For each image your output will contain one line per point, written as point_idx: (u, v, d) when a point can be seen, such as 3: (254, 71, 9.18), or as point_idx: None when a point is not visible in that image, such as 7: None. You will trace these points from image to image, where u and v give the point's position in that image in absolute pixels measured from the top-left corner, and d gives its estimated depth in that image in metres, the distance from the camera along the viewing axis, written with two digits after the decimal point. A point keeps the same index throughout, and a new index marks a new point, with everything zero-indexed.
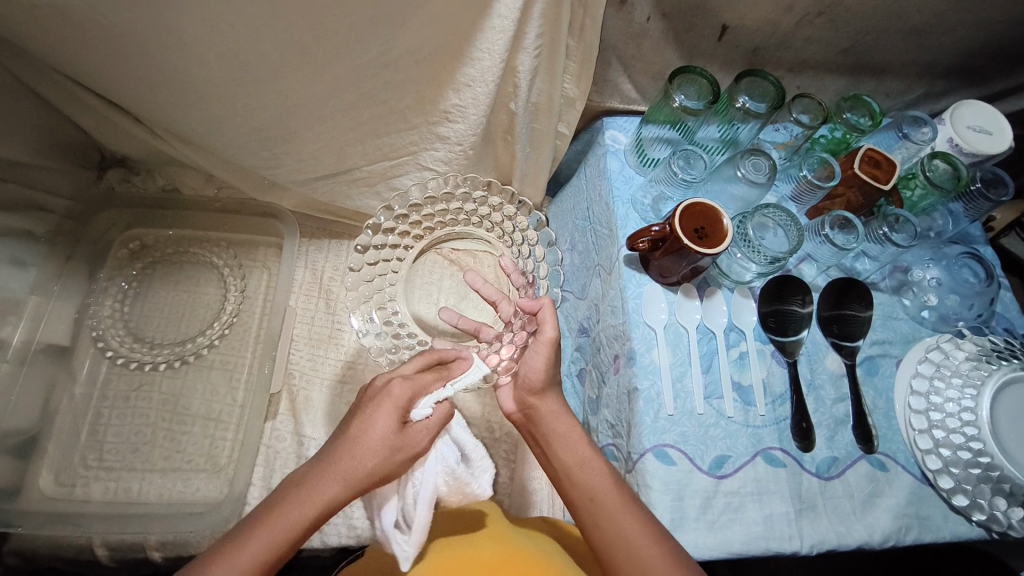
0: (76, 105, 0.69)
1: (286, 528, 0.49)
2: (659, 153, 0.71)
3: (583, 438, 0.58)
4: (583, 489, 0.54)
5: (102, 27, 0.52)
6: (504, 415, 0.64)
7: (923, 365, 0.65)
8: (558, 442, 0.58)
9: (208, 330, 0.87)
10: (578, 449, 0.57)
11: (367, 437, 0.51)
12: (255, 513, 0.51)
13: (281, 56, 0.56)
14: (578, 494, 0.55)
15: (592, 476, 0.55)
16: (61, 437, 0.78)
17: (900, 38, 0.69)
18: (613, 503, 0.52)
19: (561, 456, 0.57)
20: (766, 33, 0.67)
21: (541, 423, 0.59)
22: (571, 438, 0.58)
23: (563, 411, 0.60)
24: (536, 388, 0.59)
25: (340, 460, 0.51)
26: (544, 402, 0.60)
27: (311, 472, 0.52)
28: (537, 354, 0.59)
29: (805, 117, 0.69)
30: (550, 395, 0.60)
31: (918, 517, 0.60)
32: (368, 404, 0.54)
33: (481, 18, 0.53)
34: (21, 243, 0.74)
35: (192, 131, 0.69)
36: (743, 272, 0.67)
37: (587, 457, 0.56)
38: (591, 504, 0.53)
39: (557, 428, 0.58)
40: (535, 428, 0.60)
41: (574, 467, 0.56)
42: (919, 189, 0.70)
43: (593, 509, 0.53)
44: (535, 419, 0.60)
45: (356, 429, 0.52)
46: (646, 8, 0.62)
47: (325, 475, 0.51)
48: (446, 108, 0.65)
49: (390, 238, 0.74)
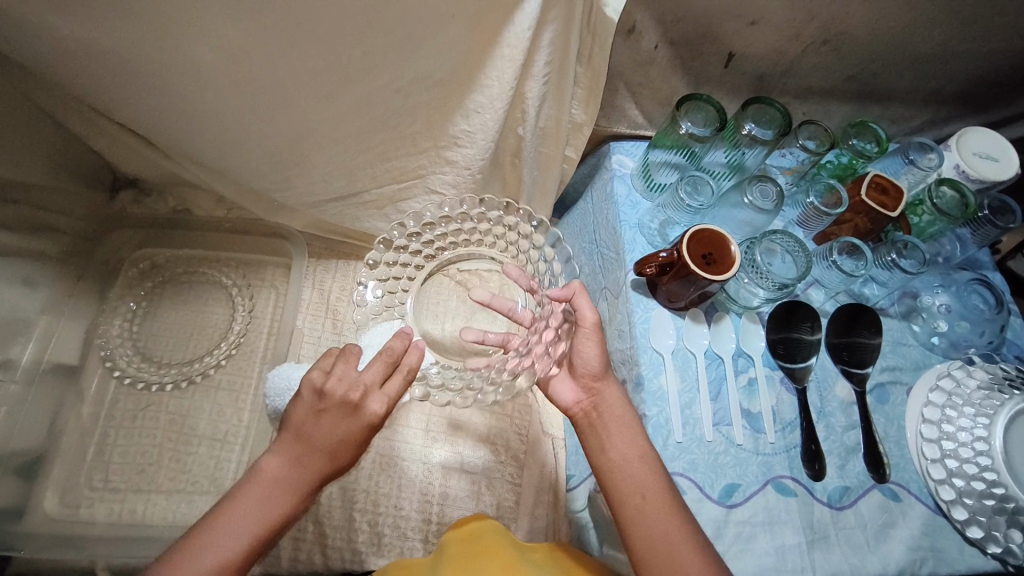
0: (89, 128, 0.70)
1: (259, 524, 0.50)
2: (665, 178, 0.72)
3: (640, 430, 0.57)
4: (635, 485, 0.53)
5: (120, 57, 0.53)
6: (559, 410, 0.60)
7: (934, 394, 0.65)
8: (621, 432, 0.56)
9: (215, 350, 0.87)
10: (637, 441, 0.55)
11: (342, 447, 0.52)
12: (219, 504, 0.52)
13: (293, 83, 0.57)
14: (629, 488, 0.53)
15: (648, 473, 0.54)
16: (67, 458, 0.78)
17: (906, 66, 0.70)
18: (666, 499, 0.52)
19: (618, 446, 0.55)
20: (772, 61, 0.67)
21: (606, 409, 0.58)
22: (630, 427, 0.57)
23: (625, 402, 0.59)
24: (598, 373, 0.58)
25: (315, 459, 0.51)
26: (608, 388, 0.58)
27: (282, 468, 0.52)
28: (589, 341, 0.57)
29: (811, 143, 0.69)
30: (612, 381, 0.58)
31: (934, 550, 0.59)
32: (340, 421, 0.51)
33: (492, 48, 0.54)
34: (35, 264, 0.75)
35: (205, 154, 0.70)
36: (751, 298, 0.66)
37: (647, 449, 0.55)
38: (641, 502, 0.52)
39: (621, 415, 0.57)
40: (597, 417, 0.58)
41: (631, 461, 0.55)
42: (927, 216, 0.70)
43: (644, 506, 0.52)
44: (598, 400, 0.58)
45: (326, 438, 0.51)
46: (653, 36, 0.63)
47: (297, 474, 0.51)
48: (454, 133, 0.66)
49: (403, 255, 0.71)
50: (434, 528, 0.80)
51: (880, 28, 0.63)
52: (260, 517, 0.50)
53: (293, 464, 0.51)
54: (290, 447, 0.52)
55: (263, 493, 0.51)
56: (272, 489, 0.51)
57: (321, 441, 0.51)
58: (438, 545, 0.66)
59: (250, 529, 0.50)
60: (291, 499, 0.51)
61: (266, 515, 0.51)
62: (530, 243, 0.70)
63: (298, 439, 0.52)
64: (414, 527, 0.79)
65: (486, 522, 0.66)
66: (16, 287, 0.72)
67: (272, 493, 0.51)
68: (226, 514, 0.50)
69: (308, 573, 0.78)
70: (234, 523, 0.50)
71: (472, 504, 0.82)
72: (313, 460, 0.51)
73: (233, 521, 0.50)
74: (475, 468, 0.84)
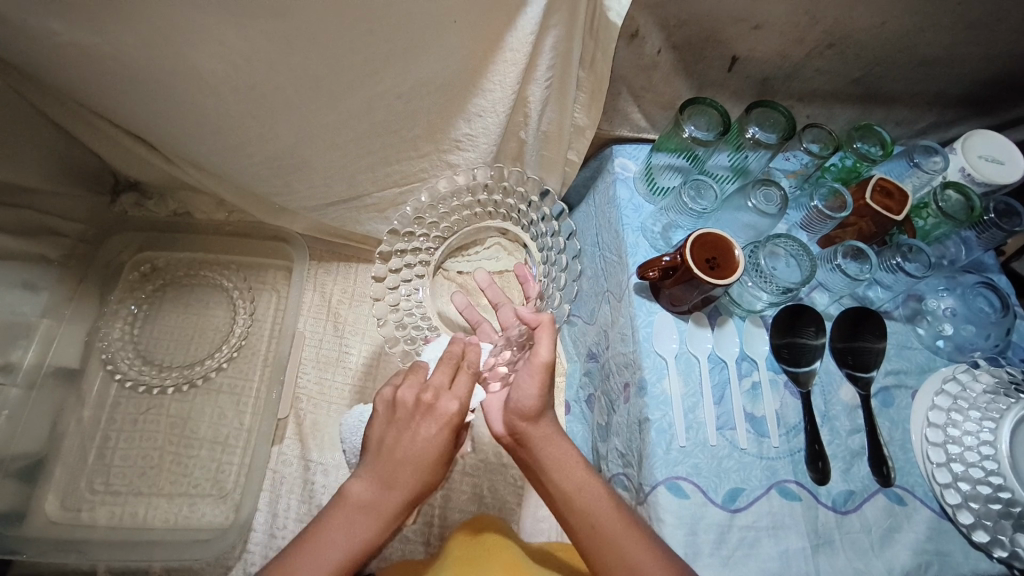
0: (91, 132, 0.70)
1: (350, 547, 0.51)
2: (669, 181, 0.71)
3: (582, 464, 0.56)
4: (581, 518, 0.53)
5: (122, 64, 0.53)
6: (493, 437, 0.62)
7: (940, 398, 0.64)
8: (556, 471, 0.56)
9: (217, 353, 0.87)
10: (576, 475, 0.55)
11: (422, 459, 0.52)
12: (304, 532, 0.52)
13: (295, 89, 0.57)
14: (577, 522, 0.53)
15: (593, 502, 0.54)
16: (67, 462, 0.78)
17: (910, 69, 0.70)
18: (612, 526, 0.52)
19: (558, 483, 0.55)
20: (776, 64, 0.67)
21: (535, 449, 0.57)
22: (568, 465, 0.56)
23: (560, 436, 0.58)
24: (529, 415, 0.57)
25: (398, 478, 0.52)
26: (537, 427, 0.57)
27: (366, 487, 0.52)
28: (529, 377, 0.56)
29: (815, 146, 0.69)
30: (545, 419, 0.58)
31: (938, 554, 0.58)
32: (417, 431, 0.53)
33: (495, 52, 0.54)
34: (35, 268, 0.74)
35: (206, 158, 0.70)
36: (754, 301, 0.66)
37: (585, 482, 0.55)
38: (591, 531, 0.52)
39: (554, 454, 0.56)
40: (528, 454, 0.58)
41: (574, 494, 0.54)
42: (932, 218, 0.70)
43: (593, 536, 0.52)
44: (528, 444, 0.57)
45: (406, 453, 0.52)
46: (656, 40, 0.62)
47: (382, 490, 0.52)
48: (456, 137, 0.66)
49: (411, 242, 0.70)
50: (435, 531, 0.80)
51: (884, 31, 0.63)
52: (352, 539, 0.51)
53: (378, 483, 0.52)
54: (373, 467, 0.53)
55: (350, 516, 0.52)
56: (358, 512, 0.52)
57: (402, 456, 0.52)
58: (442, 548, 0.65)
59: (345, 551, 0.51)
60: (377, 519, 0.52)
61: (354, 537, 0.51)
62: (547, 227, 0.66)
63: (381, 458, 0.53)
64: (416, 530, 0.79)
65: (488, 525, 0.65)
66: (17, 291, 0.72)
67: (360, 515, 0.52)
68: (314, 542, 0.51)
69: None
70: (326, 549, 0.50)
71: (473, 507, 0.82)
72: (398, 478, 0.52)
73: (323, 547, 0.50)
74: (477, 470, 0.84)
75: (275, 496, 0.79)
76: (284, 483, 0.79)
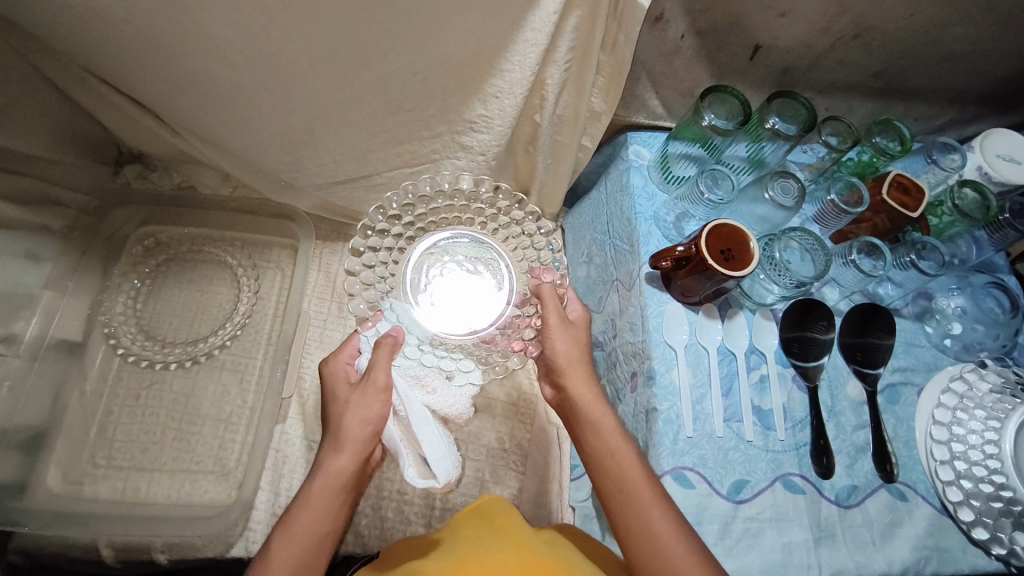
0: (97, 100, 0.68)
1: (324, 504, 0.58)
2: (684, 170, 0.70)
3: (616, 428, 0.59)
4: (614, 481, 0.56)
5: (134, 29, 0.52)
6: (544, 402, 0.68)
7: (946, 396, 0.65)
8: (593, 433, 0.59)
9: (219, 331, 0.86)
10: (611, 439, 0.58)
11: (350, 424, 0.60)
12: (276, 528, 0.58)
13: (310, 62, 0.56)
14: (608, 485, 0.56)
15: (623, 466, 0.56)
16: (70, 435, 0.77)
17: (933, 64, 0.69)
18: (643, 495, 0.54)
19: (596, 445, 0.59)
20: (799, 54, 0.66)
21: (577, 409, 0.61)
22: (604, 426, 0.59)
23: (601, 401, 0.61)
24: (563, 371, 0.62)
25: (350, 437, 0.60)
26: (578, 390, 0.61)
27: (325, 452, 0.61)
28: (560, 339, 0.61)
29: (834, 139, 0.68)
30: (586, 381, 0.62)
31: (938, 550, 0.59)
32: (351, 398, 0.61)
33: (515, 31, 0.53)
34: (37, 237, 0.72)
35: (214, 130, 0.68)
36: (765, 294, 0.66)
37: (620, 446, 0.58)
38: (620, 496, 0.55)
39: (595, 416, 0.60)
40: (572, 413, 0.62)
41: (607, 456, 0.58)
42: (946, 216, 0.70)
43: (623, 500, 0.55)
44: (574, 402, 0.62)
45: (350, 422, 0.60)
46: (680, 26, 0.61)
47: (337, 450, 0.60)
48: (471, 118, 0.65)
49: (384, 241, 0.66)
50: (437, 514, 0.78)
51: (911, 24, 0.62)
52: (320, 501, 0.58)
53: (337, 451, 0.60)
54: (331, 439, 0.61)
55: (318, 484, 0.59)
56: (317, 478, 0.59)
57: (340, 430, 0.61)
58: (447, 525, 0.67)
59: (316, 511, 0.58)
60: (337, 475, 0.59)
61: (323, 501, 0.58)
62: (526, 229, 0.69)
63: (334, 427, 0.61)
64: (417, 512, 0.78)
65: (491, 499, 0.68)
66: (19, 261, 0.70)
67: (320, 481, 0.59)
68: (291, 518, 0.57)
69: None
70: (298, 527, 0.57)
71: (475, 492, 0.80)
72: (346, 440, 0.60)
73: (300, 514, 0.57)
74: (480, 456, 0.82)
75: (278, 474, 0.79)
76: (287, 463, 0.79)
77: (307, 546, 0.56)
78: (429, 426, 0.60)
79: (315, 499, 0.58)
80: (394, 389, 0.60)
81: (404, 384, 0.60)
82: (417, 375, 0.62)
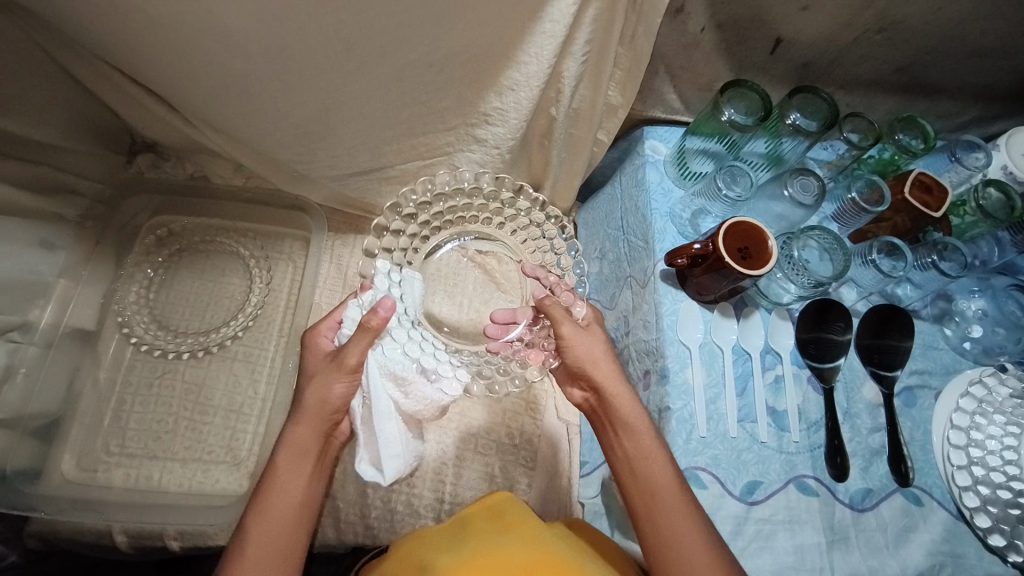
0: (111, 89, 0.68)
1: (294, 485, 0.58)
2: (701, 166, 0.69)
3: (648, 430, 0.57)
4: (643, 484, 0.54)
5: (150, 19, 0.51)
6: (571, 400, 0.64)
7: (964, 400, 0.64)
8: (623, 434, 0.57)
9: (232, 321, 0.86)
10: (643, 442, 0.56)
11: (312, 400, 0.59)
12: (246, 516, 0.56)
13: (325, 53, 0.55)
14: (634, 487, 0.55)
15: (656, 471, 0.54)
16: (84, 422, 0.78)
17: (959, 59, 0.67)
18: (670, 500, 0.53)
19: (627, 446, 0.57)
20: (820, 49, 0.65)
21: (609, 408, 0.59)
22: (637, 428, 0.57)
23: (634, 401, 0.58)
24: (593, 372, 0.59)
25: (310, 415, 0.59)
26: (613, 388, 0.59)
27: (288, 431, 0.60)
28: (587, 340, 0.59)
29: (854, 136, 0.67)
30: (619, 380, 0.59)
31: (953, 555, 0.59)
32: (319, 372, 0.59)
33: (533, 23, 0.52)
34: (52, 226, 0.73)
35: (227, 121, 0.68)
36: (781, 293, 0.65)
37: (651, 449, 0.56)
38: (649, 500, 0.54)
39: (626, 416, 0.57)
40: (603, 411, 0.60)
41: (636, 458, 0.56)
42: (969, 215, 0.68)
43: (650, 504, 0.53)
44: (605, 402, 0.59)
45: (311, 397, 0.59)
46: (700, 19, 0.60)
47: (300, 427, 0.59)
48: (486, 111, 0.65)
49: (400, 240, 0.65)
50: (447, 507, 0.78)
51: (938, 18, 0.60)
52: (289, 483, 0.57)
53: (301, 430, 0.59)
54: (293, 419, 0.60)
55: (285, 463, 0.58)
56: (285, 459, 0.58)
57: (303, 401, 0.59)
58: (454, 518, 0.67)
59: (285, 493, 0.57)
60: (302, 454, 0.59)
61: (291, 480, 0.58)
62: (542, 231, 0.69)
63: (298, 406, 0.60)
64: (426, 505, 0.78)
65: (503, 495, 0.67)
66: (34, 249, 0.70)
67: (287, 460, 0.58)
68: (262, 505, 0.56)
69: (320, 547, 0.77)
70: (272, 510, 0.56)
71: (484, 486, 0.80)
72: (308, 416, 0.59)
73: (271, 497, 0.57)
74: (490, 451, 0.82)
75: None
76: None
77: (284, 527, 0.56)
78: (388, 428, 0.57)
79: (283, 481, 0.57)
80: (365, 373, 0.57)
81: (375, 377, 0.57)
82: (398, 372, 0.58)
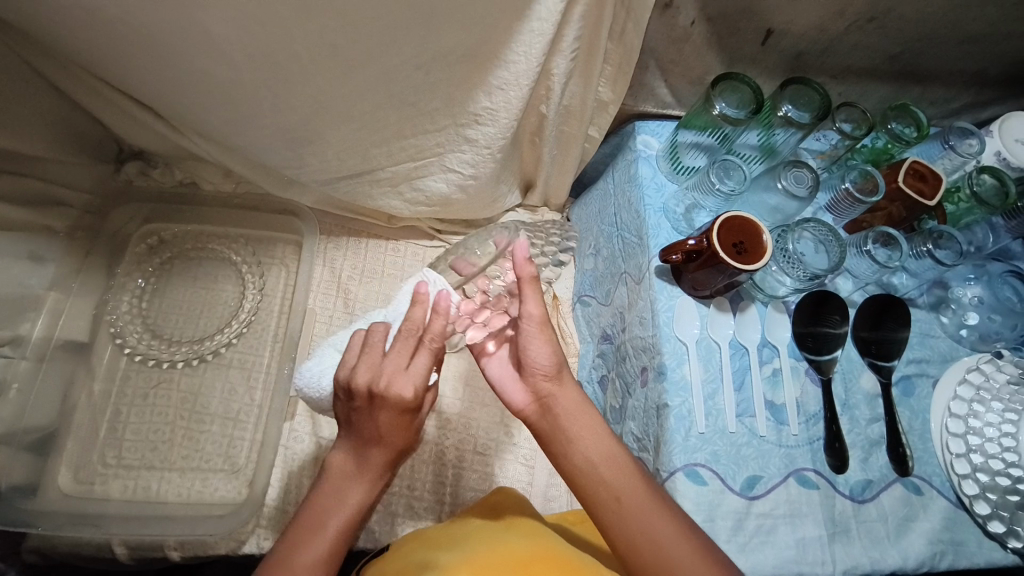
0: (94, 99, 0.67)
1: (349, 513, 0.56)
2: (693, 160, 0.69)
3: (605, 431, 0.56)
4: (609, 489, 0.53)
5: (130, 28, 0.51)
6: (512, 412, 0.61)
7: (962, 388, 0.64)
8: (578, 440, 0.55)
9: (226, 329, 0.86)
10: (601, 445, 0.55)
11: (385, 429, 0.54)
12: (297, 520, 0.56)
13: (311, 57, 0.54)
14: (599, 491, 0.53)
15: (617, 475, 0.53)
16: (79, 435, 0.77)
17: (951, 46, 0.67)
18: (638, 502, 0.52)
19: (585, 452, 0.55)
20: (812, 39, 0.64)
21: (558, 415, 0.57)
22: (592, 430, 0.56)
23: (584, 403, 0.58)
24: (551, 374, 0.58)
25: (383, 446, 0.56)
26: (562, 390, 0.58)
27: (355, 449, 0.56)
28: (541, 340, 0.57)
29: (847, 126, 0.66)
30: (566, 381, 0.58)
31: (953, 543, 0.59)
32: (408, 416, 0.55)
33: (521, 21, 0.51)
34: (40, 238, 0.72)
35: (213, 127, 0.67)
36: (777, 287, 0.65)
37: (614, 451, 0.55)
38: (616, 505, 0.52)
39: (578, 423, 0.56)
40: (551, 419, 0.57)
41: (597, 463, 0.54)
42: (964, 203, 0.68)
43: (620, 510, 0.52)
44: (553, 407, 0.57)
45: (389, 428, 0.54)
46: (691, 12, 0.59)
47: (367, 448, 0.56)
48: (476, 110, 0.63)
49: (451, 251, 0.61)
50: (447, 509, 0.77)
51: (930, 5, 0.60)
52: (346, 507, 0.56)
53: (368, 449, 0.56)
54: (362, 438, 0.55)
55: (341, 482, 0.57)
56: (349, 481, 0.56)
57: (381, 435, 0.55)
58: (455, 516, 0.66)
59: (345, 514, 0.56)
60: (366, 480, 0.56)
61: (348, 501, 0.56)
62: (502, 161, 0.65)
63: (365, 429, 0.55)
64: (426, 507, 0.77)
65: (511, 492, 0.67)
66: (22, 262, 0.69)
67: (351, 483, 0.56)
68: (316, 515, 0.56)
69: None
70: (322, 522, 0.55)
71: (486, 486, 0.79)
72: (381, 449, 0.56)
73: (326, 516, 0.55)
74: (490, 449, 0.82)
75: (287, 470, 0.78)
76: (296, 460, 0.79)
77: (330, 547, 0.54)
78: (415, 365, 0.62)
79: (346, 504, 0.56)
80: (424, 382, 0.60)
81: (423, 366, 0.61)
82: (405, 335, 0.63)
